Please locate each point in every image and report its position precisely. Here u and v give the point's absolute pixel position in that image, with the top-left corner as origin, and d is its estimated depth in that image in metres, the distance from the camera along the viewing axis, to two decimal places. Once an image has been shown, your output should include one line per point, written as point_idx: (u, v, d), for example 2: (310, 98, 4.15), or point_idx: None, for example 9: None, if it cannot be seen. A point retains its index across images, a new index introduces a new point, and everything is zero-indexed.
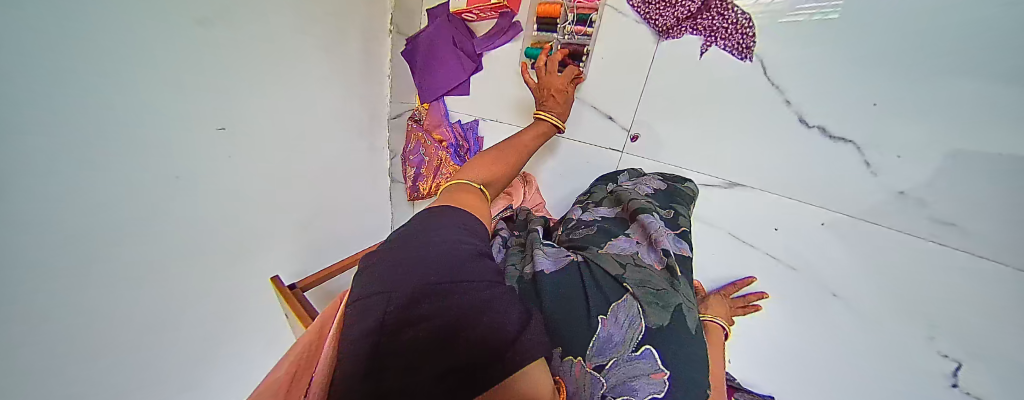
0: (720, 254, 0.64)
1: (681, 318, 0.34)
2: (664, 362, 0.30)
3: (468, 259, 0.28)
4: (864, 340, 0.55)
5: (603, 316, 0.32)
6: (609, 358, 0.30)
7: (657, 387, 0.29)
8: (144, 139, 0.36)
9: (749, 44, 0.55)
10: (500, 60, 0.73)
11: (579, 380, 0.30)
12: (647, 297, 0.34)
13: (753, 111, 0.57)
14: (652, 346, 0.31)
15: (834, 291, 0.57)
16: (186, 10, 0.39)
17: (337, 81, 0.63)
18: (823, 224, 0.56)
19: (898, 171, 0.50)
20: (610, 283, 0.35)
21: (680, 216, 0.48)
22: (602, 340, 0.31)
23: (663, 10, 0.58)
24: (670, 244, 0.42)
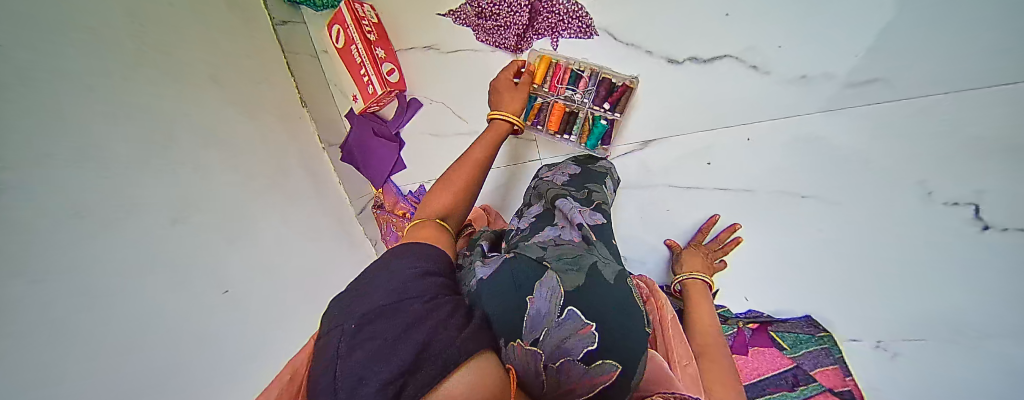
0: (675, 208, 0.67)
1: (597, 273, 0.34)
2: (588, 316, 0.29)
3: (411, 281, 0.30)
4: (872, 238, 0.57)
5: (530, 293, 0.30)
6: (541, 332, 0.27)
7: (589, 341, 0.28)
8: (148, 191, 0.44)
9: (588, 23, 0.64)
10: (416, 129, 0.80)
11: (520, 361, 0.27)
12: (564, 266, 0.34)
13: (620, 69, 0.65)
14: (575, 305, 0.29)
15: (801, 192, 0.60)
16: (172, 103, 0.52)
17: (308, 167, 0.75)
18: (750, 139, 0.60)
19: (783, 59, 0.55)
20: (530, 263, 0.34)
21: (594, 194, 0.53)
22: (533, 315, 0.28)
23: (503, 32, 0.66)
24: (582, 218, 0.45)
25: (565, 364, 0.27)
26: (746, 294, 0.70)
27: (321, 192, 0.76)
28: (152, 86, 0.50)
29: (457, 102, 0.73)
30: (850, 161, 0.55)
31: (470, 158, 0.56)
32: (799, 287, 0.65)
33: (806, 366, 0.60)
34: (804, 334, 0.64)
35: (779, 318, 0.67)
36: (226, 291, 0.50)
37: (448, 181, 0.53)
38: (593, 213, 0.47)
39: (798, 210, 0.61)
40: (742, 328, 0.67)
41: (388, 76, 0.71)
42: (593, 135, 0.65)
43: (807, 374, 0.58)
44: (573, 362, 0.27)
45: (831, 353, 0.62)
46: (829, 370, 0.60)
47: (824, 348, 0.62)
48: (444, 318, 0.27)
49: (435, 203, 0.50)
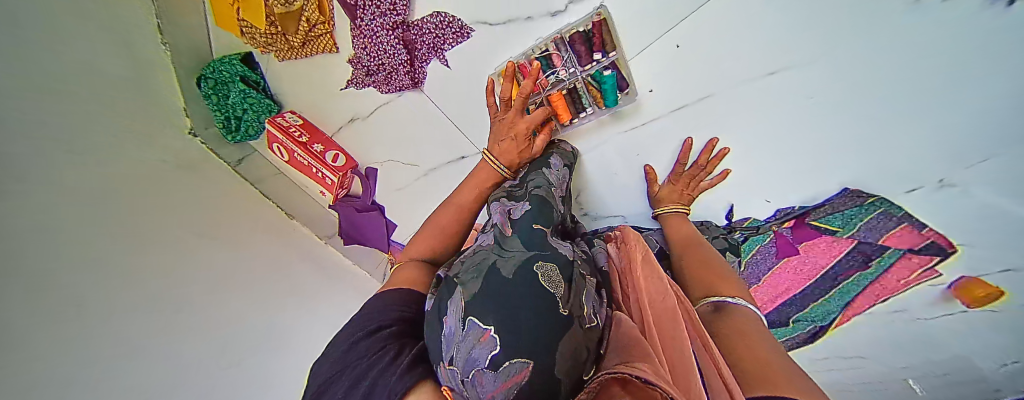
0: (643, 150, 0.66)
1: (495, 272, 0.33)
2: (486, 321, 0.28)
3: (364, 338, 0.35)
4: (864, 77, 0.46)
5: (445, 315, 0.31)
6: (453, 348, 0.28)
7: (489, 347, 0.26)
8: (142, 339, 0.49)
9: (462, 23, 0.62)
10: (387, 188, 0.85)
11: (448, 381, 0.28)
12: (468, 276, 0.34)
13: (509, 52, 0.63)
14: (474, 315, 0.28)
15: (767, 69, 0.52)
16: (159, 246, 0.59)
17: (310, 262, 0.84)
18: (677, 44, 0.57)
19: None
20: (445, 290, 0.35)
21: (530, 183, 0.53)
22: (446, 336, 0.30)
23: (395, 75, 0.69)
24: (498, 217, 0.46)
25: (476, 374, 0.26)
26: (764, 196, 0.62)
27: (332, 272, 0.86)
28: (150, 241, 0.58)
29: (402, 152, 0.78)
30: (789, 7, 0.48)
31: (458, 202, 0.57)
32: (803, 173, 0.56)
33: (868, 238, 0.51)
34: (852, 208, 0.52)
35: (816, 204, 0.56)
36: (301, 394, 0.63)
37: (434, 222, 0.55)
38: (525, 205, 0.47)
39: (768, 90, 0.53)
40: (779, 231, 0.60)
41: (335, 161, 0.79)
42: (608, 94, 0.61)
43: (878, 247, 0.50)
44: (482, 371, 0.26)
45: (895, 213, 0.48)
46: (898, 232, 0.48)
47: (880, 213, 0.49)
48: (384, 366, 0.31)
49: (421, 244, 0.51)
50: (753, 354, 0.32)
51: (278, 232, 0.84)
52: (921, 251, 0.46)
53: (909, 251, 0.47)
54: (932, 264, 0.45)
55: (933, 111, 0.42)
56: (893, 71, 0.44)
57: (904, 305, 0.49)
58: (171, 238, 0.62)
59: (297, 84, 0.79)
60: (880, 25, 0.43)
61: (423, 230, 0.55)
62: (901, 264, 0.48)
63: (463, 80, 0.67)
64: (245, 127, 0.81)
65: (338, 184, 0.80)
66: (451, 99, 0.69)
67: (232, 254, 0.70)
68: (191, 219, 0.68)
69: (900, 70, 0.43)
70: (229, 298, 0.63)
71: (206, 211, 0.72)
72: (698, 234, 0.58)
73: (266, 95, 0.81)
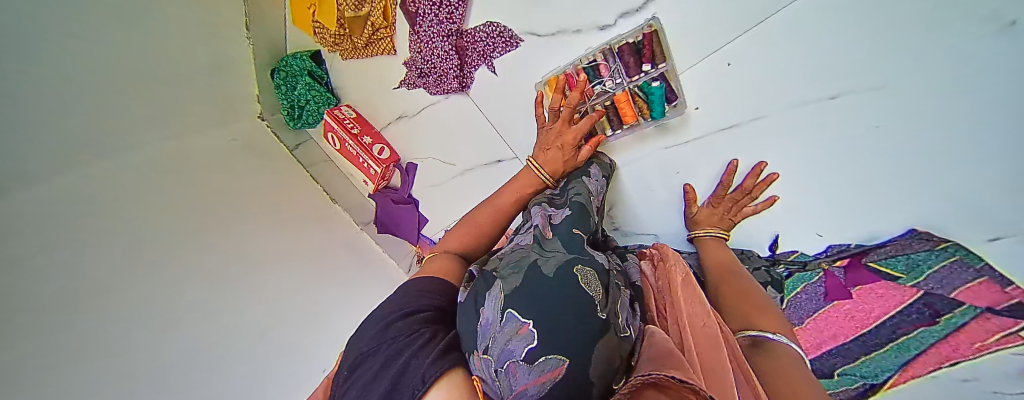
0: (684, 169, 0.64)
1: (534, 270, 0.34)
2: (524, 315, 0.29)
3: (400, 319, 0.35)
4: (941, 109, 0.43)
5: (482, 306, 0.33)
6: (489, 338, 0.29)
7: (526, 340, 0.27)
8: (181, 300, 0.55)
9: (510, 33, 0.65)
10: (424, 184, 0.88)
11: (480, 370, 0.29)
12: (507, 272, 0.35)
13: (556, 62, 0.64)
14: (513, 308, 0.30)
15: (828, 94, 0.50)
16: (211, 217, 0.66)
17: (347, 247, 0.90)
18: (729, 63, 0.55)
19: None
20: (483, 282, 0.36)
21: (570, 190, 0.53)
22: (483, 326, 0.31)
23: (443, 78, 0.72)
24: (537, 219, 0.46)
25: (510, 366, 0.27)
26: (815, 229, 0.58)
27: (366, 261, 0.91)
28: (204, 213, 0.66)
29: (442, 151, 0.81)
30: (856, 28, 0.45)
31: (496, 202, 0.58)
32: (860, 207, 0.52)
33: (936, 290, 0.43)
34: (921, 252, 0.46)
35: (878, 244, 0.51)
36: (323, 370, 0.67)
37: (472, 220, 0.56)
38: (563, 211, 0.47)
39: (828, 115, 0.50)
40: (829, 270, 0.53)
41: (379, 154, 0.84)
42: (656, 106, 0.59)
43: (948, 302, 0.42)
44: (517, 363, 0.26)
45: (971, 263, 0.43)
46: (975, 286, 0.41)
47: (955, 261, 0.43)
48: (417, 348, 0.31)
49: (454, 239, 0.53)
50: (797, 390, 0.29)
51: (322, 216, 0.90)
52: (1000, 312, 0.39)
53: (987, 311, 0.40)
54: (1016, 330, 0.38)
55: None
56: (974, 99, 0.41)
57: (976, 373, 0.43)
58: (220, 212, 0.68)
59: (355, 82, 0.86)
60: (964, 51, 0.40)
61: (457, 226, 0.56)
62: (975, 325, 0.41)
63: (507, 86, 0.69)
64: (306, 116, 0.88)
65: (380, 176, 0.85)
66: (497, 103, 0.71)
67: (276, 231, 0.76)
68: (244, 196, 0.75)
69: (987, 98, 0.40)
70: (267, 271, 0.69)
71: (258, 189, 0.79)
72: (735, 261, 0.55)
73: (326, 89, 0.89)
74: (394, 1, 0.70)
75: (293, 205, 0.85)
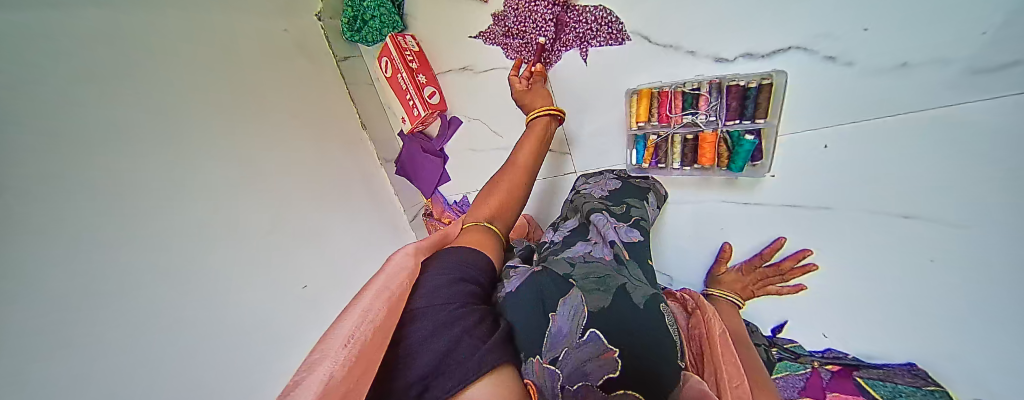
0: (732, 227, 0.62)
1: (624, 296, 0.30)
2: (609, 339, 0.26)
3: (444, 285, 0.29)
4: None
5: (552, 310, 0.28)
6: (561, 350, 0.26)
7: (608, 368, 0.25)
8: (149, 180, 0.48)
9: (620, 28, 0.61)
10: (462, 142, 0.84)
11: (538, 378, 0.25)
12: (590, 286, 0.31)
13: (652, 72, 0.61)
14: (597, 328, 0.27)
15: (903, 212, 0.47)
16: (206, 102, 0.60)
17: (359, 179, 0.84)
18: (827, 146, 0.51)
19: (864, 47, 0.45)
20: (556, 281, 0.31)
21: (632, 210, 0.48)
22: (554, 334, 0.27)
23: (530, 47, 0.68)
24: (613, 234, 0.41)
25: (582, 389, 0.25)
26: (822, 329, 0.58)
27: (380, 205, 0.87)
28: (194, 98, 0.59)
29: (493, 120, 0.77)
30: (967, 172, 0.42)
31: (519, 162, 0.53)
32: (889, 332, 0.51)
33: None
34: (909, 386, 0.45)
35: (872, 363, 0.51)
36: (304, 288, 0.61)
37: (497, 187, 0.50)
38: (632, 231, 0.43)
39: (899, 236, 0.48)
40: (816, 369, 0.51)
41: (429, 98, 0.80)
42: (738, 159, 0.54)
43: None
44: (591, 388, 0.24)
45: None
46: None
47: None
48: (470, 326, 0.26)
49: (488, 205, 0.47)
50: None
51: (348, 141, 0.86)
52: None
53: None
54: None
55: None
56: None
57: None
58: (217, 99, 0.62)
59: (432, 13, 0.78)
60: None
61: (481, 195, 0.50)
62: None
63: (587, 80, 0.66)
64: (365, 32, 0.81)
65: (421, 120, 0.81)
66: (580, 93, 0.67)
67: (279, 139, 0.70)
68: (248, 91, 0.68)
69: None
70: (258, 176, 0.63)
71: (272, 89, 0.73)
72: (742, 333, 0.53)
73: (397, 11, 0.81)
74: None
75: (310, 115, 0.79)
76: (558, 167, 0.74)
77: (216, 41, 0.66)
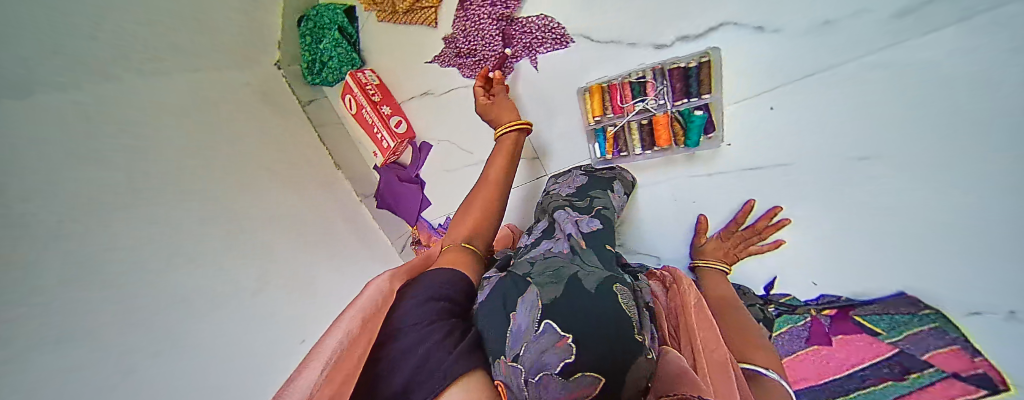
0: (703, 199, 0.65)
1: (575, 284, 0.32)
2: (562, 327, 0.28)
3: (419, 304, 0.31)
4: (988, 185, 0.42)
5: (512, 311, 0.31)
6: (520, 347, 0.29)
7: (563, 355, 0.27)
8: (121, 248, 0.47)
9: (564, 32, 0.64)
10: (435, 165, 0.86)
11: (506, 377, 0.29)
12: (546, 281, 0.33)
13: (602, 68, 0.64)
14: (551, 319, 0.29)
15: (858, 154, 0.50)
16: (185, 160, 0.59)
17: (337, 216, 0.84)
18: (772, 107, 0.55)
19: (786, 13, 0.50)
20: (513, 285, 0.34)
21: (596, 200, 0.51)
22: (514, 333, 0.30)
23: (482, 64, 0.71)
24: (569, 227, 0.43)
25: (543, 378, 0.27)
26: (812, 278, 0.60)
27: (368, 241, 0.88)
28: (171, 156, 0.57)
29: (461, 138, 0.79)
30: (906, 106, 0.45)
31: (489, 180, 0.55)
32: (869, 269, 0.54)
33: (911, 350, 0.50)
34: (905, 315, 0.51)
35: (865, 301, 0.55)
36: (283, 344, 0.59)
37: (469, 209, 0.51)
38: (592, 220, 0.45)
39: (853, 176, 0.52)
40: (816, 316, 0.58)
41: (397, 128, 0.81)
42: (692, 135, 0.57)
43: (920, 363, 0.49)
44: (550, 375, 0.27)
45: (947, 332, 0.48)
46: (945, 352, 0.48)
47: (931, 328, 0.48)
48: (435, 344, 0.28)
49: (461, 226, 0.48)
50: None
51: (324, 178, 0.86)
52: (966, 379, 0.46)
53: (953, 376, 0.47)
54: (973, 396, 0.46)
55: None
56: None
57: None
58: (195, 156, 0.61)
59: (387, 48, 0.81)
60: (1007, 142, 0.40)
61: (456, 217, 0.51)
62: (937, 387, 0.48)
63: (543, 85, 0.69)
64: (325, 73, 0.85)
65: (392, 150, 0.83)
66: (538, 99, 0.70)
67: (256, 188, 0.69)
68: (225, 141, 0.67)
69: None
70: (240, 231, 0.63)
71: (246, 137, 0.72)
72: (735, 297, 0.55)
73: (353, 50, 0.83)
74: None
75: (280, 161, 0.77)
76: (531, 172, 0.76)
77: (183, 98, 0.63)
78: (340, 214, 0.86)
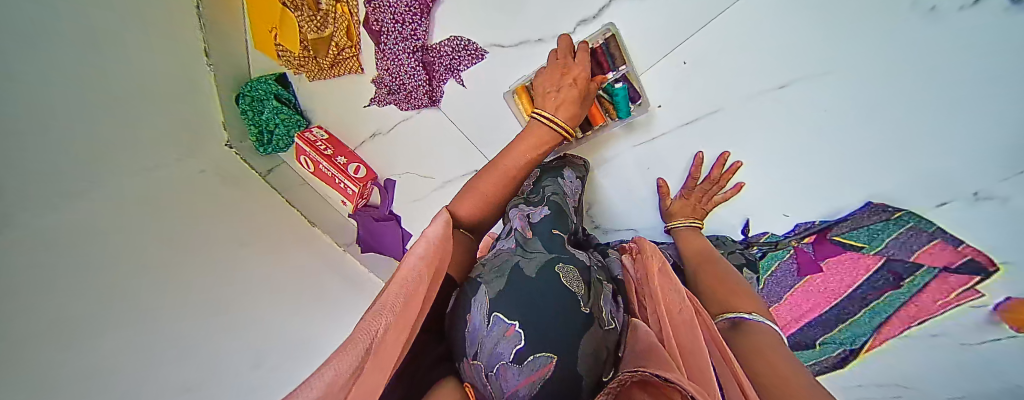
0: (655, 164, 0.67)
1: (519, 274, 0.34)
2: (510, 316, 0.30)
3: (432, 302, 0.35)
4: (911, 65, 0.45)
5: (468, 312, 0.33)
6: (476, 343, 0.30)
7: (512, 343, 0.28)
8: (137, 334, 0.48)
9: (472, 45, 0.67)
10: (405, 198, 0.89)
11: (471, 377, 0.31)
12: (492, 276, 0.35)
13: (519, 68, 0.66)
14: (499, 311, 0.30)
15: (779, 82, 0.54)
16: (189, 238, 0.62)
17: (323, 269, 0.86)
18: (684, 62, 0.59)
19: None
20: (467, 287, 0.35)
21: (546, 190, 0.52)
22: (470, 333, 0.31)
23: (413, 95, 0.74)
24: (515, 222, 0.45)
25: (500, 368, 0.28)
26: (782, 209, 0.61)
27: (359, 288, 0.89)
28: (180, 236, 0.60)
29: (420, 166, 0.83)
30: (814, 16, 0.49)
31: (505, 167, 0.53)
32: (819, 185, 0.56)
33: (898, 255, 0.48)
34: (878, 223, 0.50)
35: (839, 219, 0.55)
36: None
37: (479, 188, 0.51)
38: (543, 210, 0.47)
39: (786, 104, 0.54)
40: (799, 246, 0.57)
41: (356, 173, 0.84)
42: (621, 106, 0.63)
43: (909, 265, 0.47)
44: (506, 364, 0.28)
45: (925, 229, 0.47)
46: (931, 249, 0.46)
47: (910, 228, 0.48)
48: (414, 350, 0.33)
49: (469, 204, 0.49)
50: (776, 371, 0.30)
51: (303, 237, 0.88)
52: (957, 269, 0.44)
53: (944, 270, 0.45)
54: (972, 285, 0.43)
55: (990, 93, 0.41)
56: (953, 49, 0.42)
57: (940, 329, 0.48)
58: (197, 233, 0.64)
59: (327, 102, 0.86)
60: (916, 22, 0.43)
61: (463, 193, 0.50)
62: (935, 285, 0.46)
63: (474, 98, 0.72)
64: (275, 141, 0.88)
65: (358, 194, 0.86)
66: (475, 113, 0.73)
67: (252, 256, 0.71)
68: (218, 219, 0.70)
69: (963, 55, 0.41)
70: (245, 299, 0.65)
71: (230, 211, 0.74)
72: (711, 248, 0.57)
73: (295, 111, 0.88)
74: (356, 20, 0.71)
75: (264, 228, 0.80)
76: None
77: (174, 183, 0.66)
78: (324, 266, 0.87)
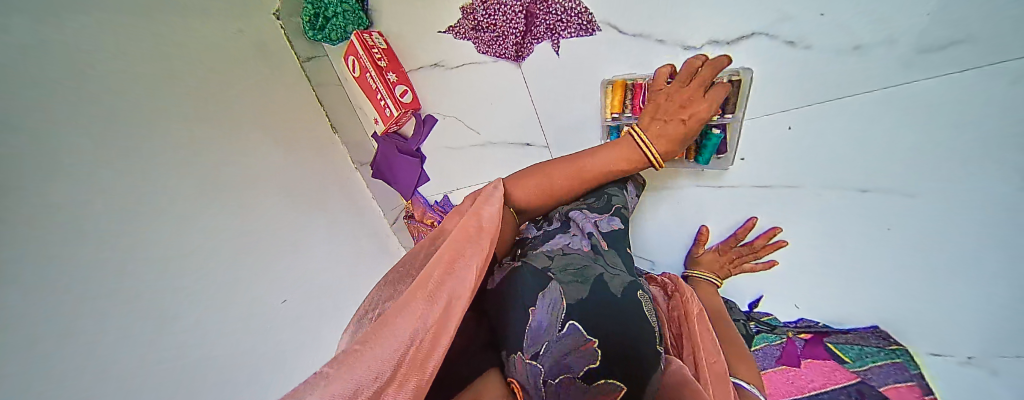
0: (708, 210, 0.65)
1: (601, 286, 0.33)
2: (589, 331, 0.28)
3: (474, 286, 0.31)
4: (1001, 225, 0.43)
5: (532, 305, 0.30)
6: (541, 343, 0.27)
7: (588, 359, 0.27)
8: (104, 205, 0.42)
9: (589, 17, 0.61)
10: (441, 138, 0.84)
11: (523, 378, 0.26)
12: (570, 277, 0.33)
13: (619, 64, 0.61)
14: (576, 320, 0.29)
15: (862, 187, 0.51)
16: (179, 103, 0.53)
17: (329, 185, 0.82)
18: (791, 128, 0.53)
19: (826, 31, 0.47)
20: (533, 277, 0.33)
21: (613, 198, 0.50)
22: (533, 329, 0.28)
23: (499, 43, 0.69)
24: (587, 226, 0.44)
25: (564, 381, 0.26)
26: (793, 300, 0.63)
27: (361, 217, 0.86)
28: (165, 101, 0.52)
29: (470, 115, 0.78)
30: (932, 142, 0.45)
31: (579, 164, 0.49)
32: (853, 289, 0.56)
33: (872, 381, 0.47)
34: (872, 347, 0.52)
35: (842, 329, 0.57)
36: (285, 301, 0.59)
37: (545, 175, 0.48)
38: (610, 220, 0.46)
39: (855, 207, 0.52)
40: (791, 338, 0.56)
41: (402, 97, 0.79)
42: (705, 152, 0.58)
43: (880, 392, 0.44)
44: (573, 379, 0.26)
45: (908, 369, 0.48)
46: (901, 387, 0.45)
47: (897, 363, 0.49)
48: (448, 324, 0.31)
49: (524, 188, 0.47)
50: None
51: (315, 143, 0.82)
52: None
53: None
54: None
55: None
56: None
57: None
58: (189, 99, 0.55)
59: (398, 11, 0.76)
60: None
61: (523, 175, 0.49)
62: None
63: (555, 70, 0.66)
64: (328, 31, 0.79)
65: (395, 119, 0.80)
66: (554, 86, 0.67)
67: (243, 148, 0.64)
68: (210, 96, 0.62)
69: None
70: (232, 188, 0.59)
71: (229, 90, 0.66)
72: (721, 310, 0.54)
73: (361, 8, 0.78)
74: None
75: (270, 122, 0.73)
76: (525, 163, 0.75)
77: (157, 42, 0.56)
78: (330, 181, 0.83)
